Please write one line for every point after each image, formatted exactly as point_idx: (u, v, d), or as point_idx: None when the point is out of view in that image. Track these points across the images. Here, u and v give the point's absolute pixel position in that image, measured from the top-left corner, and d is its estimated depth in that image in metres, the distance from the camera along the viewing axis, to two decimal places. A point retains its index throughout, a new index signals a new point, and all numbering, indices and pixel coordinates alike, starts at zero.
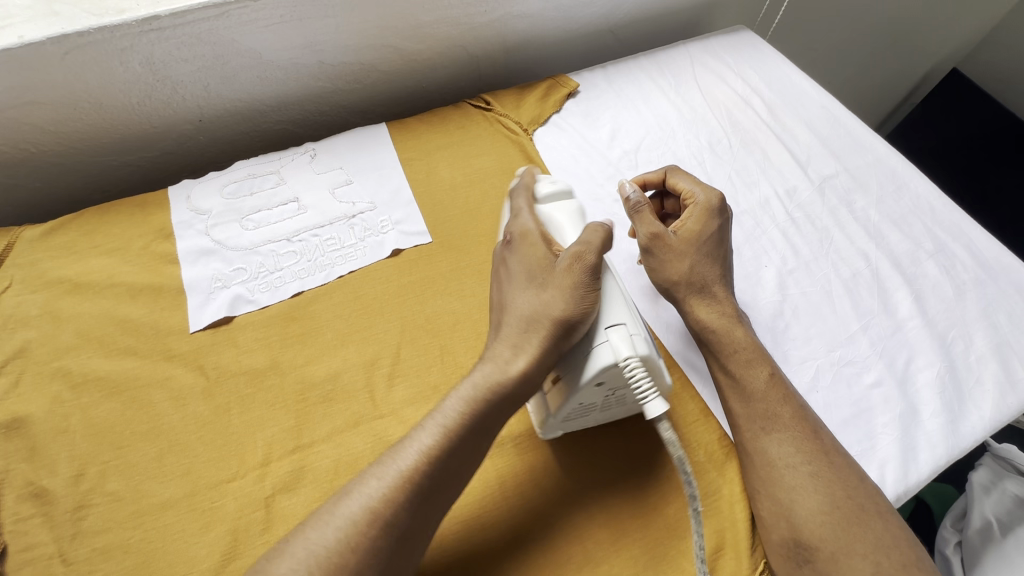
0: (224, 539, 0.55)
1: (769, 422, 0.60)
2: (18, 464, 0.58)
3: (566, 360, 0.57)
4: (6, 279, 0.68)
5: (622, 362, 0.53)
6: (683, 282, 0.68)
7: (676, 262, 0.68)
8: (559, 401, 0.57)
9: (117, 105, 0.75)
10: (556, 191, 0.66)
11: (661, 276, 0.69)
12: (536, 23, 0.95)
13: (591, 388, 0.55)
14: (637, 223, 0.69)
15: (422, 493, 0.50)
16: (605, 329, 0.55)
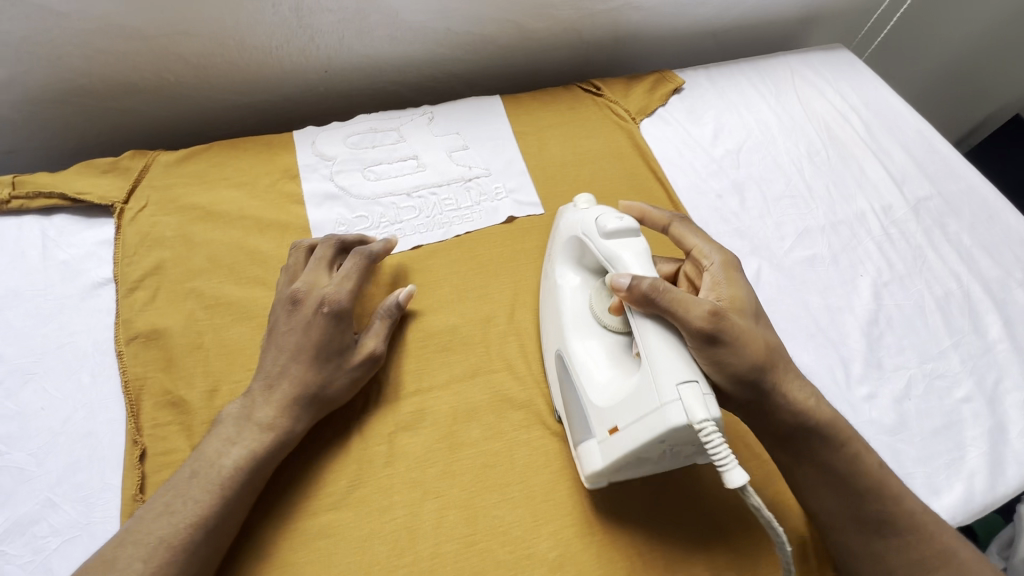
0: (350, 467, 0.58)
1: (870, 465, 0.55)
2: (154, 373, 0.60)
3: (625, 413, 0.50)
4: (142, 199, 0.70)
5: (695, 425, 0.45)
6: (767, 367, 0.53)
7: (749, 339, 0.53)
8: (612, 454, 0.51)
9: (257, 46, 0.77)
10: (623, 228, 0.58)
11: (744, 368, 0.52)
12: (650, 17, 0.96)
13: (651, 444, 0.48)
14: (683, 326, 0.50)
15: (244, 491, 0.51)
16: (676, 384, 0.46)
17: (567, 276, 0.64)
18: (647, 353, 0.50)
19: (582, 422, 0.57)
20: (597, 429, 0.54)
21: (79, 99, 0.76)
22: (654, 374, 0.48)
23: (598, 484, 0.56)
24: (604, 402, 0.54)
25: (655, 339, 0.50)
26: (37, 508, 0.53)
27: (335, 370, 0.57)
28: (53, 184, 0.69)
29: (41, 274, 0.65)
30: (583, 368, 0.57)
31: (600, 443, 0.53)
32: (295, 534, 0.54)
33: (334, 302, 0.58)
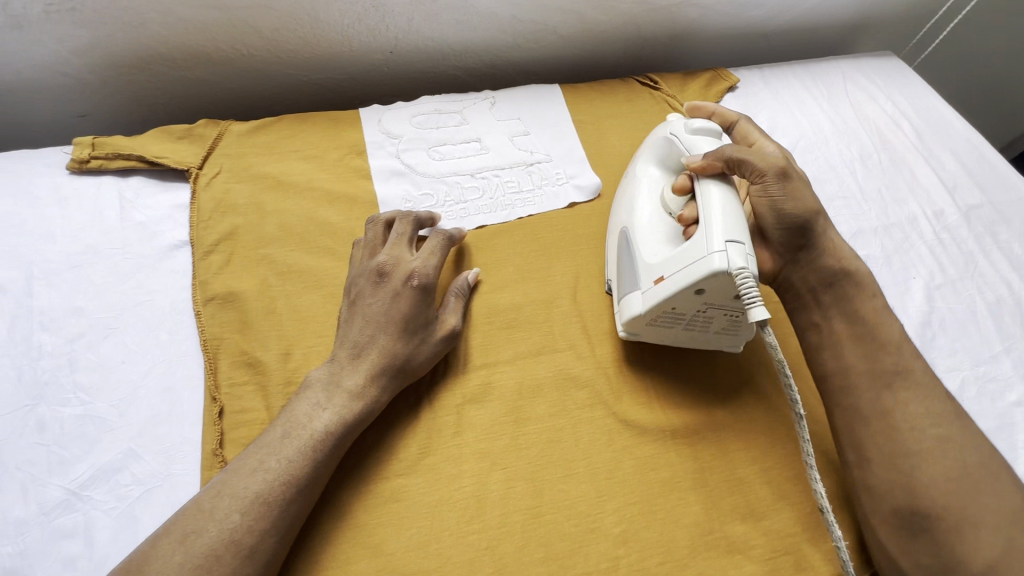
0: (421, 437, 0.59)
1: (894, 380, 0.55)
2: (231, 334, 0.61)
3: (672, 265, 0.58)
4: (216, 166, 0.71)
5: (734, 271, 0.53)
6: (817, 214, 0.61)
7: (798, 187, 0.61)
8: (653, 299, 0.59)
9: (329, 23, 0.78)
10: (705, 128, 0.66)
11: (796, 210, 0.60)
12: (709, 15, 0.97)
13: (687, 294, 0.57)
14: (750, 169, 0.59)
15: (324, 454, 0.53)
16: (724, 240, 0.55)
17: (646, 169, 0.71)
18: (703, 213, 0.58)
19: (630, 276, 0.64)
20: (642, 280, 0.62)
21: (154, 66, 0.77)
22: (704, 233, 0.56)
23: (635, 336, 0.64)
24: (653, 256, 0.62)
25: (720, 195, 0.59)
26: (120, 457, 0.54)
27: (420, 342, 0.60)
28: (131, 146, 0.70)
29: (120, 233, 0.66)
30: (642, 230, 0.65)
31: (644, 291, 0.61)
32: (368, 496, 0.56)
33: (423, 277, 0.61)
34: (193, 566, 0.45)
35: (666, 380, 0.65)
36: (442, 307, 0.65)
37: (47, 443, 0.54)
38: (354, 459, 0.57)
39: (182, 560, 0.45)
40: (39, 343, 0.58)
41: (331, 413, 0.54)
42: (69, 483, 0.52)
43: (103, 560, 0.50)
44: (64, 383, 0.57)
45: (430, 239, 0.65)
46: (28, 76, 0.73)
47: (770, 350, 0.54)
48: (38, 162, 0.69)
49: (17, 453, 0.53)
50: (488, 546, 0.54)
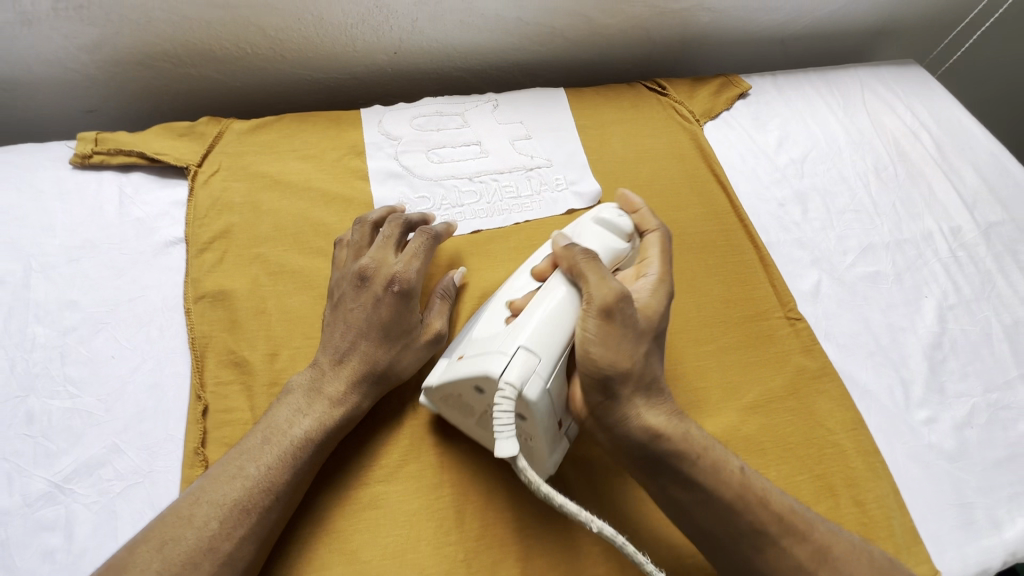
0: (404, 443, 0.58)
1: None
2: (219, 333, 0.61)
3: (477, 347, 0.54)
4: (215, 164, 0.72)
5: (501, 380, 0.49)
6: (634, 376, 0.51)
7: (628, 351, 0.51)
8: (449, 373, 0.54)
9: (333, 23, 0.78)
10: (612, 225, 0.62)
11: (602, 367, 0.50)
12: (721, 19, 0.94)
13: (468, 386, 0.52)
14: (586, 288, 0.53)
15: (307, 460, 0.53)
16: (518, 345, 0.50)
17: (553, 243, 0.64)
18: (536, 304, 0.54)
19: (455, 343, 0.59)
20: (455, 351, 0.57)
21: (161, 63, 0.78)
22: (513, 330, 0.52)
23: (434, 408, 0.58)
24: (480, 332, 0.57)
25: (534, 314, 0.53)
26: (103, 452, 0.54)
27: (401, 349, 0.59)
28: (133, 142, 0.71)
29: (118, 229, 0.67)
30: (495, 305, 0.59)
31: (447, 361, 0.56)
32: (348, 502, 0.55)
33: (404, 282, 0.59)
34: (172, 572, 0.45)
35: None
36: (427, 311, 0.63)
37: (34, 435, 0.55)
38: (338, 463, 0.57)
39: (161, 568, 0.45)
40: (32, 335, 0.59)
41: (313, 420, 0.54)
42: (53, 476, 0.53)
43: (80, 554, 0.50)
44: (55, 376, 0.58)
45: (414, 240, 0.62)
46: (38, 71, 0.75)
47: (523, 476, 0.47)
48: (43, 156, 0.71)
49: (4, 443, 0.54)
50: (466, 558, 0.53)
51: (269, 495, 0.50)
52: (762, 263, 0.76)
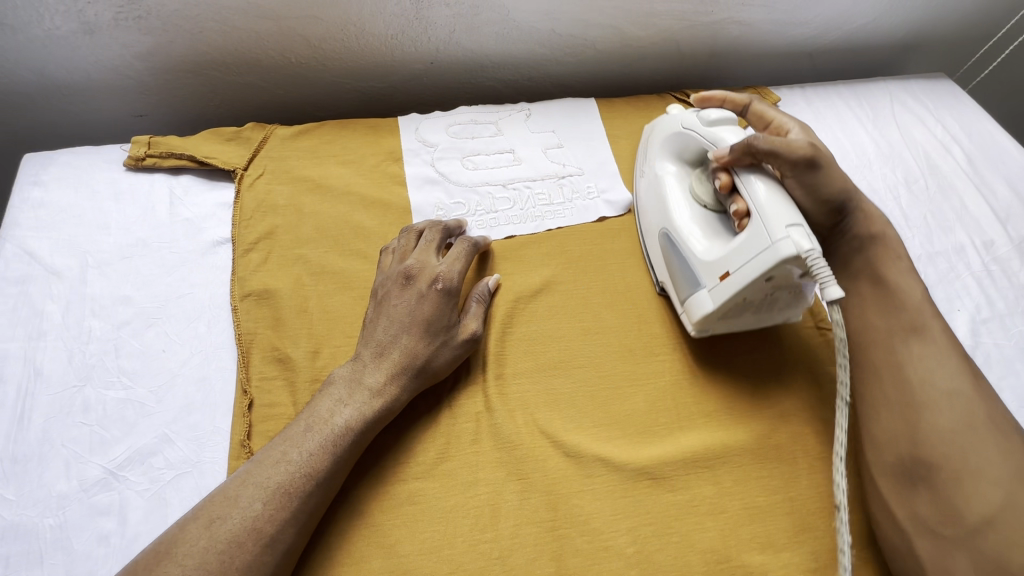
0: (438, 440, 0.60)
1: (913, 335, 0.59)
2: (263, 330, 0.63)
3: (737, 258, 0.59)
4: (259, 168, 0.75)
5: (805, 254, 0.54)
6: (850, 183, 0.64)
7: (840, 174, 0.63)
8: (722, 296, 0.60)
9: (373, 34, 0.81)
10: (724, 117, 0.67)
11: (834, 193, 0.63)
12: (751, 32, 0.95)
13: (758, 282, 0.58)
14: (779, 160, 0.60)
15: (344, 452, 0.54)
16: (785, 226, 0.56)
17: (666, 168, 0.72)
18: (754, 207, 0.58)
19: (687, 274, 0.65)
20: (706, 278, 0.63)
21: (209, 71, 0.81)
22: (762, 219, 0.57)
23: (702, 333, 0.65)
24: (710, 254, 0.63)
25: (765, 187, 0.58)
26: (154, 441, 0.57)
27: (439, 345, 0.61)
28: (183, 146, 0.74)
29: (168, 229, 0.70)
30: (687, 229, 0.66)
31: (710, 289, 0.62)
32: (386, 497, 0.57)
33: (447, 281, 0.63)
34: (218, 549, 0.47)
35: (689, 396, 0.64)
36: (463, 313, 0.65)
37: (90, 423, 0.57)
38: (375, 458, 0.58)
39: (207, 545, 0.47)
40: (89, 328, 0.62)
41: (356, 410, 0.56)
42: (108, 463, 0.55)
43: (133, 539, 0.52)
44: (109, 367, 0.60)
45: (456, 246, 0.67)
46: (95, 77, 0.78)
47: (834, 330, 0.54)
48: (98, 157, 0.74)
49: (62, 430, 0.56)
50: (500, 555, 0.55)
51: (311, 481, 0.52)
52: None
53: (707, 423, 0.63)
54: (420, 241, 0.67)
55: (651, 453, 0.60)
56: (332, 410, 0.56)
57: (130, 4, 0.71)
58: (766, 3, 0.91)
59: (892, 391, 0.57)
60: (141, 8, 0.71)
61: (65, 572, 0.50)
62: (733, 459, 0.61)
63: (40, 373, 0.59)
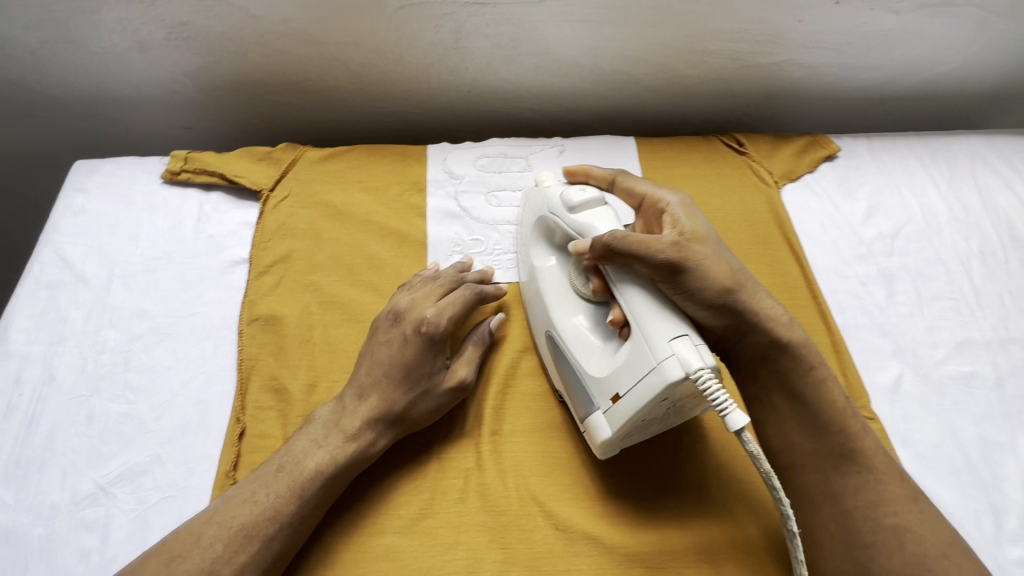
0: (423, 494, 0.57)
1: (843, 462, 0.54)
2: (265, 357, 0.63)
3: (625, 376, 0.52)
4: (285, 190, 0.75)
5: (693, 374, 0.47)
6: (733, 285, 0.55)
7: (715, 269, 0.55)
8: (619, 419, 0.52)
9: (411, 61, 0.81)
10: (587, 200, 0.60)
11: (713, 295, 0.54)
12: (814, 75, 0.88)
13: (654, 404, 0.50)
14: (642, 262, 0.53)
15: (318, 499, 0.53)
16: (667, 341, 0.49)
17: (544, 258, 0.65)
18: (634, 319, 0.52)
19: (580, 394, 0.57)
20: (599, 398, 0.55)
21: (252, 90, 0.83)
22: (647, 338, 0.51)
23: (610, 456, 0.56)
24: (604, 367, 0.55)
25: (637, 299, 0.53)
26: (146, 461, 0.57)
27: (419, 393, 0.58)
28: (216, 163, 0.75)
29: (192, 245, 0.71)
30: (574, 338, 0.59)
31: (605, 411, 0.54)
32: (359, 549, 0.54)
33: (431, 325, 0.60)
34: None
35: (692, 481, 0.58)
36: (457, 356, 0.63)
37: (90, 434, 0.58)
38: (354, 505, 0.56)
39: None
40: (104, 338, 0.64)
41: (328, 454, 0.54)
42: (100, 478, 0.56)
43: (111, 559, 0.53)
44: (117, 380, 0.62)
45: (455, 290, 0.64)
46: (147, 91, 0.82)
47: (754, 458, 0.48)
48: (139, 169, 0.77)
49: (64, 439, 0.58)
50: None
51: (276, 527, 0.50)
52: (834, 347, 0.69)
53: (705, 517, 0.57)
54: (424, 282, 0.65)
55: (640, 540, 0.55)
56: (314, 452, 0.54)
57: (181, 26, 0.73)
58: (833, 46, 0.83)
59: (833, 526, 0.53)
60: (191, 30, 0.74)
61: None
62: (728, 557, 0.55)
63: (54, 379, 0.61)
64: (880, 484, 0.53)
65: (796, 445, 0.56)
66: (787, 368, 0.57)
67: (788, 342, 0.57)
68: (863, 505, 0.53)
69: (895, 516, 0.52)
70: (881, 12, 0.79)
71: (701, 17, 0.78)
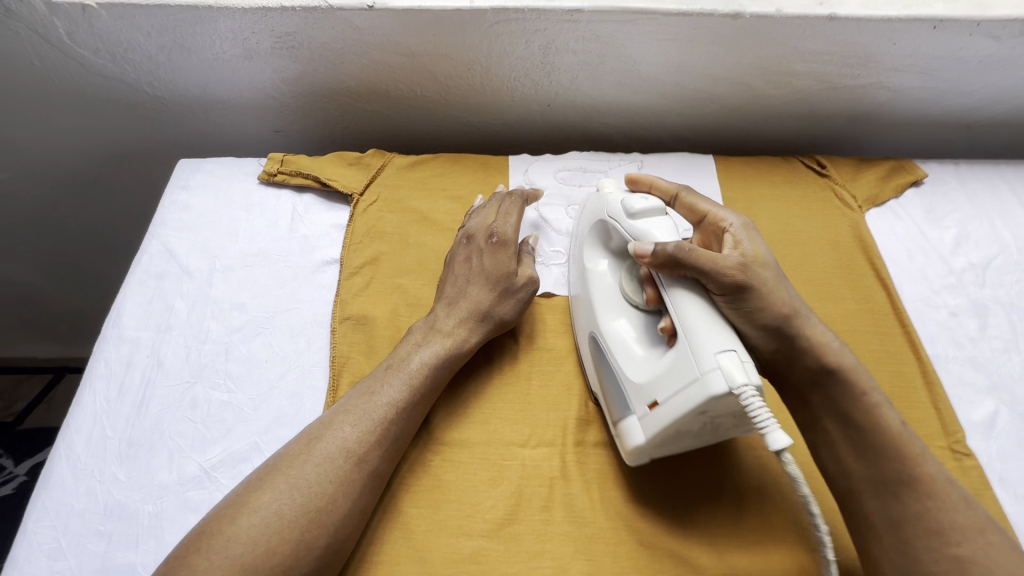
0: (509, 498, 0.58)
1: (885, 460, 0.52)
2: (356, 354, 0.66)
3: (665, 386, 0.52)
4: (374, 195, 0.78)
5: (737, 390, 0.46)
6: (790, 313, 0.55)
7: (777, 296, 0.55)
8: (653, 427, 0.53)
9: (498, 75, 0.83)
10: (648, 208, 0.60)
11: (768, 319, 0.54)
12: (901, 98, 0.86)
13: (693, 416, 0.50)
14: (708, 279, 0.52)
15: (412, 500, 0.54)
16: (714, 353, 0.48)
17: (596, 260, 0.66)
18: (681, 325, 0.52)
19: (621, 398, 0.58)
20: (635, 404, 0.55)
21: (343, 97, 0.87)
22: (692, 346, 0.50)
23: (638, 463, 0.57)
24: (641, 375, 0.55)
25: (687, 300, 0.52)
26: (247, 448, 0.60)
27: (504, 294, 0.66)
28: (311, 166, 0.79)
29: (287, 243, 0.75)
30: (616, 343, 0.59)
31: (641, 417, 0.55)
32: (450, 550, 0.55)
33: (501, 233, 0.68)
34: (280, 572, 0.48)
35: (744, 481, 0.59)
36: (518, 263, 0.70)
37: (195, 420, 0.61)
38: (440, 506, 0.57)
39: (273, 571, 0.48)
40: (207, 329, 0.68)
41: (357, 432, 0.55)
42: (204, 462, 0.59)
43: None
44: (218, 369, 0.65)
45: (506, 202, 0.72)
46: (246, 95, 0.86)
47: (792, 483, 0.46)
48: (238, 169, 0.81)
49: (172, 422, 0.61)
50: None
51: (344, 517, 0.52)
52: (925, 378, 0.67)
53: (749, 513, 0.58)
54: (481, 207, 0.73)
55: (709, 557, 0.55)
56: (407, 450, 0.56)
57: (287, 36, 0.77)
58: (924, 70, 0.82)
59: (875, 512, 0.52)
60: (296, 39, 0.77)
61: (155, 558, 0.54)
62: (754, 515, 0.58)
63: (162, 365, 0.65)
64: (918, 470, 0.51)
65: (848, 467, 0.54)
66: (838, 394, 0.55)
67: (837, 367, 0.55)
68: (899, 492, 0.51)
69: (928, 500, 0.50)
70: (981, 37, 0.76)
71: (793, 39, 0.77)
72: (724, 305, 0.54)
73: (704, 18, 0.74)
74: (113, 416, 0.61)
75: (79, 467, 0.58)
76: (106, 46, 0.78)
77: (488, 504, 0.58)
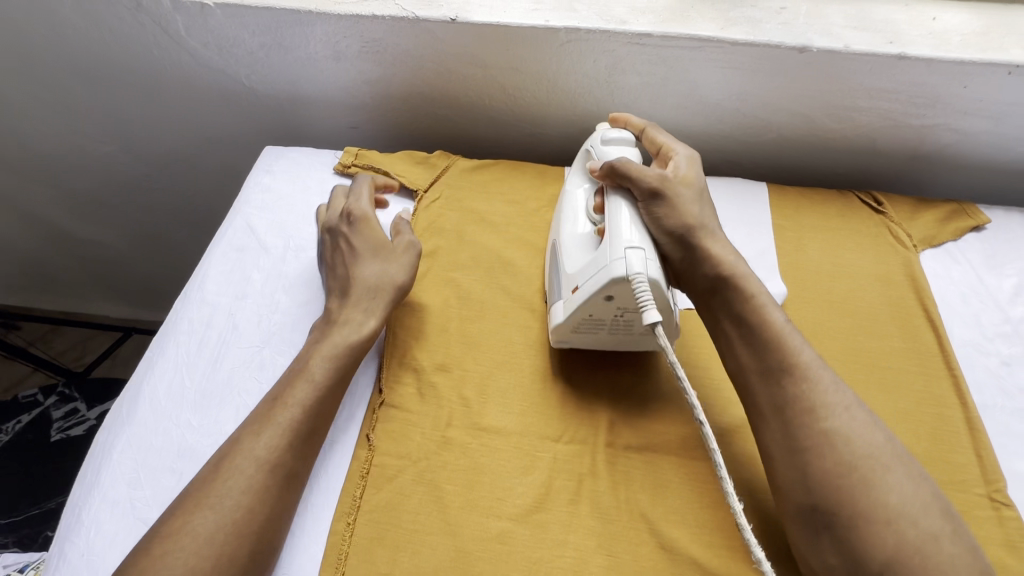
0: (539, 488, 0.61)
1: (787, 375, 0.57)
2: (408, 338, 0.71)
3: (585, 272, 0.63)
4: (437, 193, 0.84)
5: (631, 276, 0.58)
6: (694, 224, 0.64)
7: (687, 208, 0.65)
8: (569, 307, 0.64)
9: (563, 90, 0.87)
10: (620, 138, 0.71)
11: (676, 225, 0.64)
12: (969, 142, 0.85)
13: (598, 300, 0.61)
14: (631, 184, 0.65)
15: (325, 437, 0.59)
16: (624, 247, 0.60)
17: (578, 182, 0.75)
18: (608, 224, 0.63)
19: (557, 285, 0.68)
20: (563, 290, 0.66)
21: (416, 101, 0.93)
22: (609, 241, 0.62)
23: (563, 345, 0.68)
24: (571, 265, 0.66)
25: (618, 204, 0.65)
26: None
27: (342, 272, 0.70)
28: (383, 162, 0.85)
29: None
30: (567, 242, 0.69)
31: (564, 300, 0.65)
32: (478, 526, 0.59)
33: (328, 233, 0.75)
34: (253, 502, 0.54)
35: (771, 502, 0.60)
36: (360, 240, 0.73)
37: (261, 380, 0.68)
38: (474, 486, 0.61)
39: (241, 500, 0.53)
40: (278, 300, 0.74)
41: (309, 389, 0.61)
42: None
43: None
44: (285, 337, 0.71)
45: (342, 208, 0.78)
46: (329, 93, 0.94)
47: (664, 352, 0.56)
48: (316, 160, 0.88)
49: (241, 380, 0.68)
50: None
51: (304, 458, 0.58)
52: (969, 425, 0.66)
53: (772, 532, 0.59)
54: None
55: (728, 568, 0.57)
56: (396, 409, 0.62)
57: (374, 42, 0.84)
58: (995, 115, 0.81)
59: (779, 436, 0.55)
60: (381, 45, 0.84)
61: None
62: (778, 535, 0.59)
63: (236, 328, 0.72)
64: (818, 390, 0.55)
65: (743, 362, 0.60)
66: (735, 302, 0.62)
67: (731, 275, 0.62)
68: (801, 412, 0.55)
69: (828, 420, 0.54)
70: None
71: (858, 75, 0.78)
72: (642, 208, 0.65)
73: (770, 48, 0.77)
74: (191, 368, 0.68)
75: (159, 409, 0.65)
76: (215, 40, 0.87)
77: (519, 491, 0.61)
